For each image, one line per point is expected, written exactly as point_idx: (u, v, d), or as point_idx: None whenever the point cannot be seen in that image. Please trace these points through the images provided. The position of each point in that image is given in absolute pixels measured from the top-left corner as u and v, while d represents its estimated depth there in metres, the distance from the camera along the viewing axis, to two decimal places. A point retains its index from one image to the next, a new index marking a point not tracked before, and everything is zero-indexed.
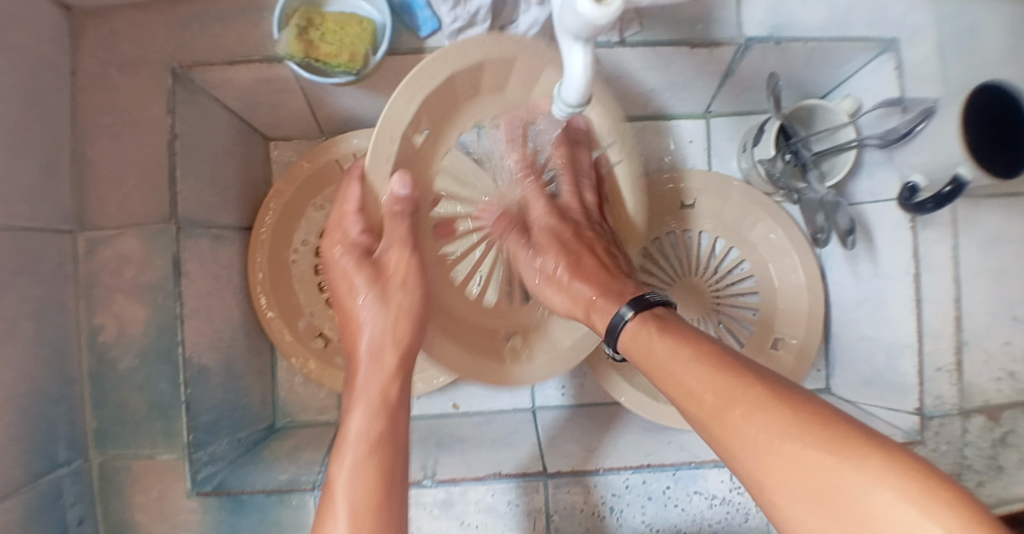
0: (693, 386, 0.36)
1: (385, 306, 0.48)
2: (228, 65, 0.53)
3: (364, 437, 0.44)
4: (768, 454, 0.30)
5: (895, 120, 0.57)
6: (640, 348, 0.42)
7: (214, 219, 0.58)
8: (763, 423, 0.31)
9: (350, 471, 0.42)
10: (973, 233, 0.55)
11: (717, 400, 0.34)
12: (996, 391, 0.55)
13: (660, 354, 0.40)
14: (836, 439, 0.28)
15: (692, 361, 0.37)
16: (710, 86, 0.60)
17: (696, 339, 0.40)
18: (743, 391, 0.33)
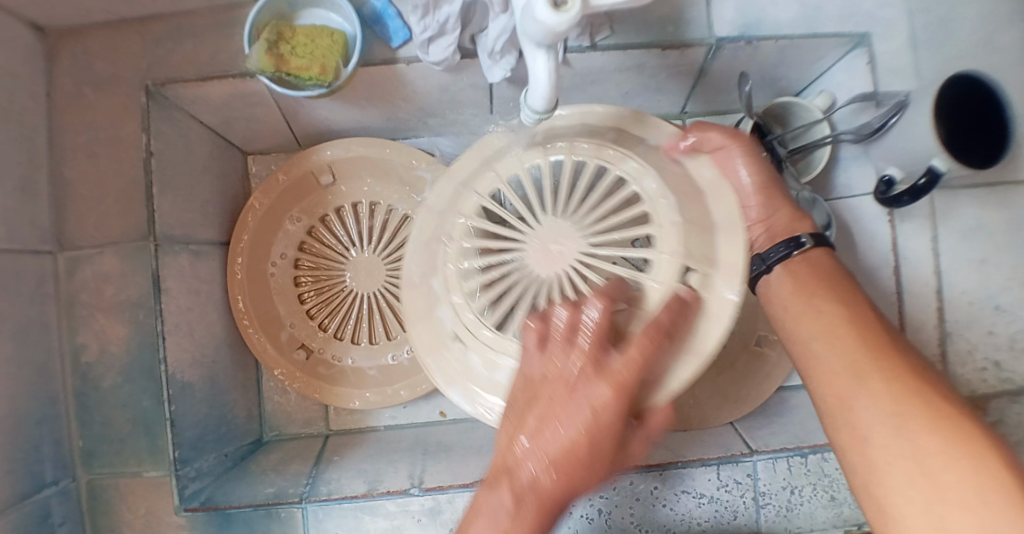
0: (829, 354, 0.42)
1: (593, 421, 0.36)
2: (201, 81, 0.53)
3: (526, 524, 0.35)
4: (881, 430, 0.36)
5: (869, 114, 0.57)
6: (779, 299, 0.47)
7: (194, 234, 0.58)
8: (890, 408, 0.36)
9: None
10: (952, 225, 0.55)
11: (849, 383, 0.39)
12: (983, 381, 0.55)
13: (797, 320, 0.45)
14: (968, 438, 0.33)
15: (837, 331, 0.42)
16: (686, 86, 0.60)
17: (862, 312, 0.44)
18: (885, 378, 0.38)
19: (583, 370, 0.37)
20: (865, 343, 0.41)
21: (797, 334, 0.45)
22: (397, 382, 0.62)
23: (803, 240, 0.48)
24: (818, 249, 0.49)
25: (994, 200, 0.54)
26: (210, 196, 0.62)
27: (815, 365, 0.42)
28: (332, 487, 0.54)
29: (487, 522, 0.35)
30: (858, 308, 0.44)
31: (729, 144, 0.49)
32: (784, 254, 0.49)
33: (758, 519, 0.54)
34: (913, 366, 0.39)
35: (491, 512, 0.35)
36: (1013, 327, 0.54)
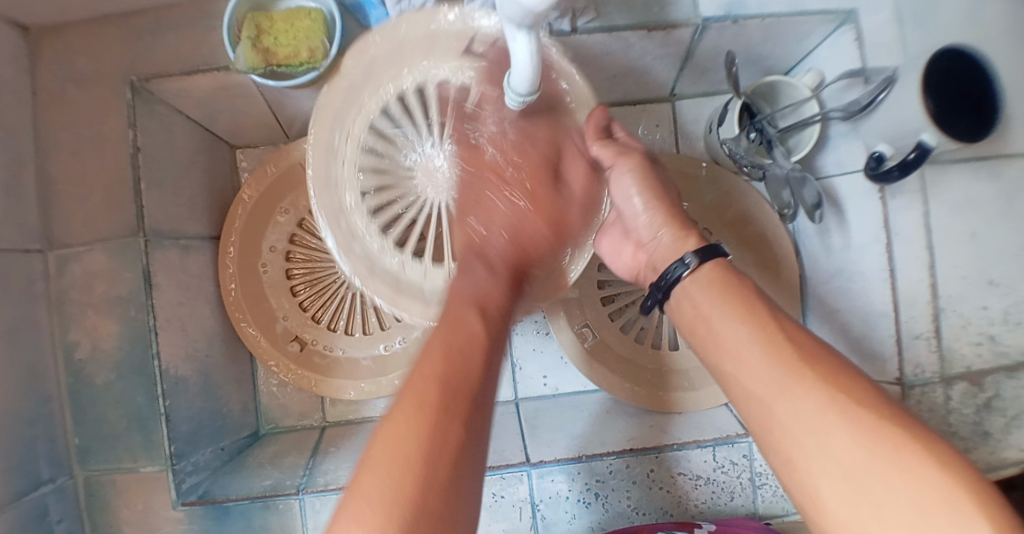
0: (744, 371, 0.38)
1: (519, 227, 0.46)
2: (184, 75, 0.53)
3: (461, 351, 0.37)
4: (809, 444, 0.32)
5: (857, 90, 0.57)
6: (688, 308, 0.44)
7: (183, 230, 0.58)
8: (809, 412, 0.33)
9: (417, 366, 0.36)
10: (943, 200, 0.55)
11: (770, 388, 0.35)
12: (976, 356, 0.54)
13: (705, 329, 0.41)
14: (887, 433, 0.29)
15: (742, 341, 0.38)
16: (673, 67, 0.60)
17: (749, 308, 0.40)
18: (797, 384, 0.34)
19: (516, 205, 0.46)
20: (772, 348, 0.37)
21: (714, 351, 0.41)
22: (391, 372, 0.62)
23: (687, 259, 0.44)
24: (706, 262, 0.44)
25: (985, 174, 0.52)
26: (198, 190, 0.62)
27: (736, 377, 0.38)
28: (328, 478, 0.54)
29: (469, 285, 0.42)
30: (757, 309, 0.40)
31: (621, 158, 0.48)
32: (678, 274, 0.45)
33: (754, 499, 0.54)
34: (817, 354, 0.36)
35: (474, 284, 0.42)
36: (1007, 300, 0.52)
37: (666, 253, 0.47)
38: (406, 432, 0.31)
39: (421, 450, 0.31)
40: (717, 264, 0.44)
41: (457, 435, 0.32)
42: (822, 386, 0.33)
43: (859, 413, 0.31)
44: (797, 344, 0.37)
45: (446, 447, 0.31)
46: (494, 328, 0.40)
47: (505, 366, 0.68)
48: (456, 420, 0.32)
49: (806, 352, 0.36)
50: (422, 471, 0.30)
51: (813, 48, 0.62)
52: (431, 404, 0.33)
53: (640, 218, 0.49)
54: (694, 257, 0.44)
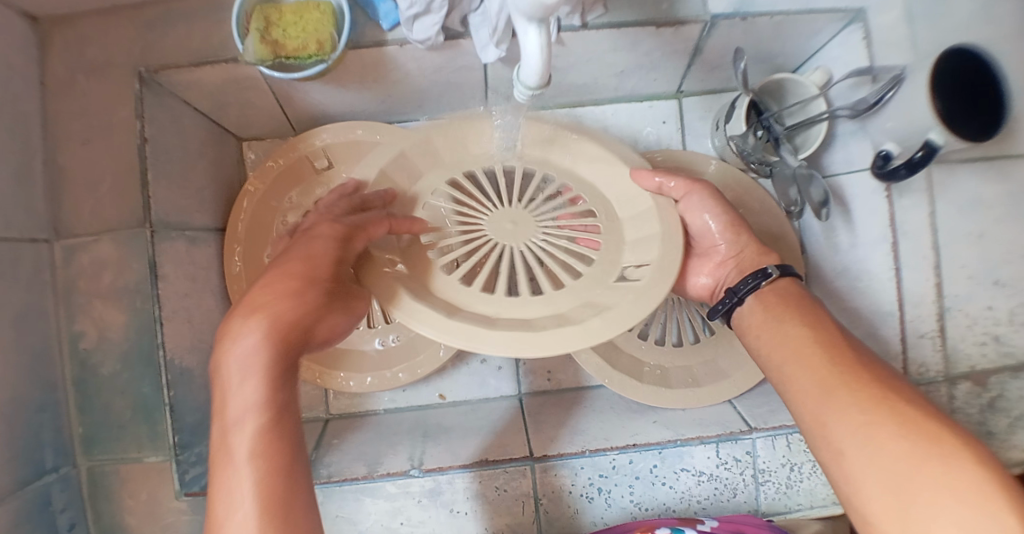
0: (798, 371, 0.39)
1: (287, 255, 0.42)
2: (196, 66, 0.53)
3: (255, 441, 0.33)
4: (863, 434, 0.32)
5: (866, 89, 0.56)
6: (757, 316, 0.45)
7: (190, 221, 0.58)
8: (858, 407, 0.34)
9: (219, 454, 0.33)
10: (951, 198, 0.55)
11: (820, 387, 0.36)
12: (982, 356, 0.56)
13: (767, 333, 0.43)
14: (931, 433, 0.31)
15: (803, 343, 0.40)
16: (681, 63, 0.60)
17: (814, 322, 0.41)
18: (848, 385, 0.35)
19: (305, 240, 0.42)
20: (830, 350, 0.38)
21: (773, 362, 0.41)
22: (395, 365, 0.61)
23: (770, 271, 0.46)
24: (782, 278, 0.46)
25: (992, 174, 0.53)
26: (206, 183, 0.62)
27: (791, 380, 0.39)
28: (333, 469, 0.54)
29: (279, 309, 0.37)
30: (819, 323, 0.41)
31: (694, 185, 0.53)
32: (755, 284, 0.46)
33: (757, 497, 0.54)
34: (862, 361, 0.37)
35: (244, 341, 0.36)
36: (1013, 300, 0.54)
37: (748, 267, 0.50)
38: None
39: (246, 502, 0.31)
40: (790, 283, 0.46)
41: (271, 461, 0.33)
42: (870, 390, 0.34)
43: (908, 414, 0.32)
44: (842, 350, 0.38)
45: (290, 491, 0.33)
46: (276, 410, 0.34)
47: (509, 360, 0.68)
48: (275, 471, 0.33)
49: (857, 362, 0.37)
50: (272, 482, 0.32)
51: (822, 46, 0.62)
52: (269, 504, 0.31)
53: (718, 234, 0.53)
54: (775, 271, 0.46)
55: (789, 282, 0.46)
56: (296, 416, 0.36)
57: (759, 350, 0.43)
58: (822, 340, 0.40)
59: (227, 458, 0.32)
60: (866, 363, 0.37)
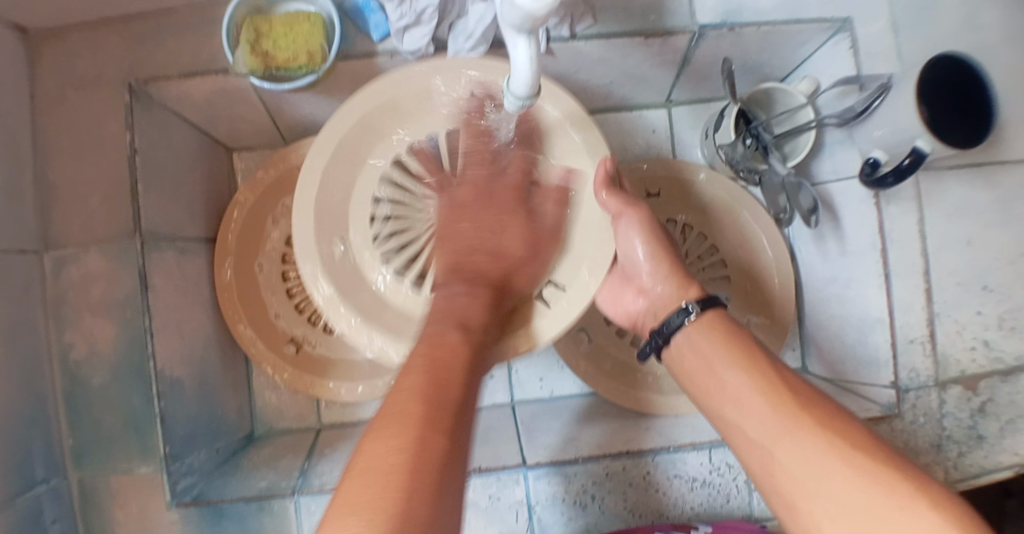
0: (746, 421, 0.38)
1: (506, 232, 0.46)
2: (184, 77, 0.54)
3: (450, 357, 0.35)
4: (817, 485, 0.32)
5: (853, 98, 0.57)
6: (692, 356, 0.43)
7: (181, 232, 0.58)
8: (810, 458, 0.33)
9: (400, 376, 0.33)
10: (940, 206, 0.56)
11: (770, 441, 0.36)
12: (971, 361, 0.56)
13: (709, 381, 0.42)
14: (877, 469, 0.31)
15: (743, 390, 0.39)
16: (670, 73, 0.60)
17: (749, 356, 0.40)
18: (795, 432, 0.35)
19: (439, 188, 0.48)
20: (771, 393, 0.38)
21: (720, 412, 0.41)
22: (387, 374, 0.61)
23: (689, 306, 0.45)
24: (707, 311, 0.44)
25: (982, 181, 0.55)
26: (197, 193, 0.62)
27: (740, 431, 0.38)
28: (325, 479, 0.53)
29: (445, 298, 0.42)
30: (757, 357, 0.40)
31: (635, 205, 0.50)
32: (681, 322, 0.45)
33: (750, 503, 0.54)
34: (807, 400, 0.37)
35: (451, 302, 0.42)
36: (1002, 306, 0.55)
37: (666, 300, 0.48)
38: (398, 438, 0.28)
39: (413, 434, 0.28)
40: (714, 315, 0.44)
41: (438, 402, 0.31)
42: (814, 431, 0.34)
43: (853, 453, 0.32)
44: (781, 389, 0.38)
45: (453, 410, 0.31)
46: (474, 343, 0.38)
47: (502, 369, 0.68)
48: (426, 401, 0.31)
49: (797, 401, 0.37)
50: (450, 415, 0.31)
51: (808, 56, 0.63)
52: (414, 412, 0.30)
53: (643, 266, 0.50)
54: (695, 306, 0.44)
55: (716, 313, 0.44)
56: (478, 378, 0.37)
57: (706, 399, 0.42)
58: (762, 376, 0.39)
59: (403, 379, 0.33)
60: (808, 400, 0.37)
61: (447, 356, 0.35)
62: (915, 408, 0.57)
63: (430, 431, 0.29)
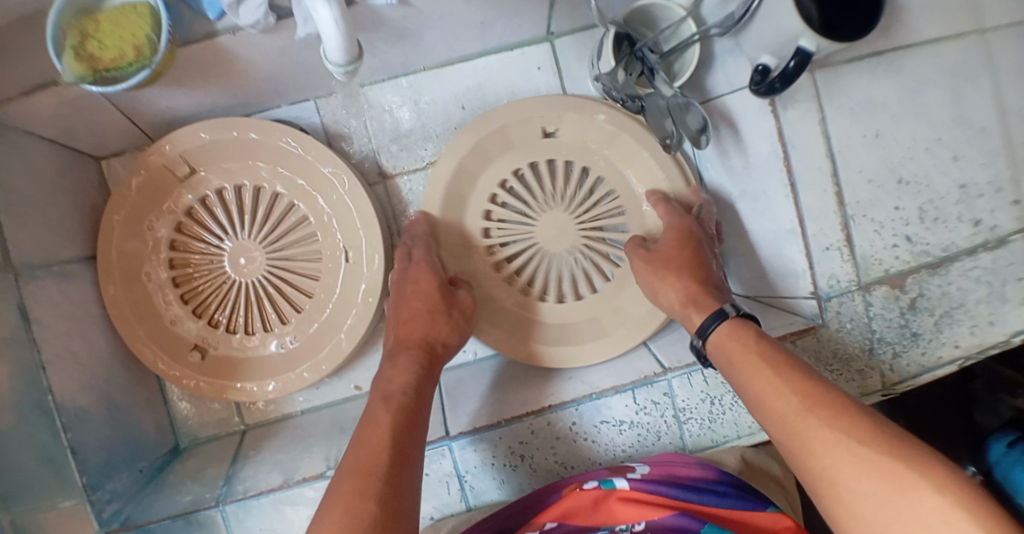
0: (769, 410, 0.38)
1: (433, 320, 0.52)
2: (25, 94, 0.50)
3: (375, 438, 0.40)
4: (837, 460, 0.32)
5: (735, 1, 0.53)
6: (722, 363, 0.44)
7: (54, 255, 0.56)
8: (828, 444, 0.33)
9: (362, 444, 0.40)
10: (839, 102, 0.55)
11: (788, 430, 0.36)
12: (895, 259, 0.55)
13: (734, 374, 0.43)
14: (892, 461, 0.30)
15: (764, 385, 0.39)
16: (542, 6, 0.54)
17: (776, 359, 0.41)
18: (810, 418, 0.35)
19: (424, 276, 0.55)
20: (789, 387, 0.38)
21: (753, 399, 0.40)
22: (298, 365, 0.57)
23: (727, 310, 0.46)
24: (725, 323, 0.46)
25: (884, 69, 0.54)
26: (68, 212, 0.59)
27: (768, 422, 0.39)
28: (248, 484, 0.52)
29: (388, 372, 0.48)
30: (782, 359, 0.41)
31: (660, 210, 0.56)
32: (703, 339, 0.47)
33: (682, 435, 0.53)
34: (824, 395, 0.36)
35: (391, 386, 0.46)
36: (919, 198, 0.55)
37: (703, 302, 0.48)
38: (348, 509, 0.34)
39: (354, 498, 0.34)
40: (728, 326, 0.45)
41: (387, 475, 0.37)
42: (836, 416, 0.34)
43: (875, 436, 0.32)
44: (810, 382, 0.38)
45: (393, 482, 0.37)
46: (410, 414, 0.43)
47: None
48: (373, 475, 0.37)
49: (819, 395, 0.37)
50: (392, 474, 0.37)
51: None
52: (372, 471, 0.37)
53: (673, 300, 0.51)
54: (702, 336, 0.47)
55: (732, 325, 0.45)
56: (413, 445, 0.41)
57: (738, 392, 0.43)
58: (781, 376, 0.39)
59: (359, 448, 0.40)
60: (826, 396, 0.36)
61: (396, 412, 0.43)
62: (840, 316, 0.55)
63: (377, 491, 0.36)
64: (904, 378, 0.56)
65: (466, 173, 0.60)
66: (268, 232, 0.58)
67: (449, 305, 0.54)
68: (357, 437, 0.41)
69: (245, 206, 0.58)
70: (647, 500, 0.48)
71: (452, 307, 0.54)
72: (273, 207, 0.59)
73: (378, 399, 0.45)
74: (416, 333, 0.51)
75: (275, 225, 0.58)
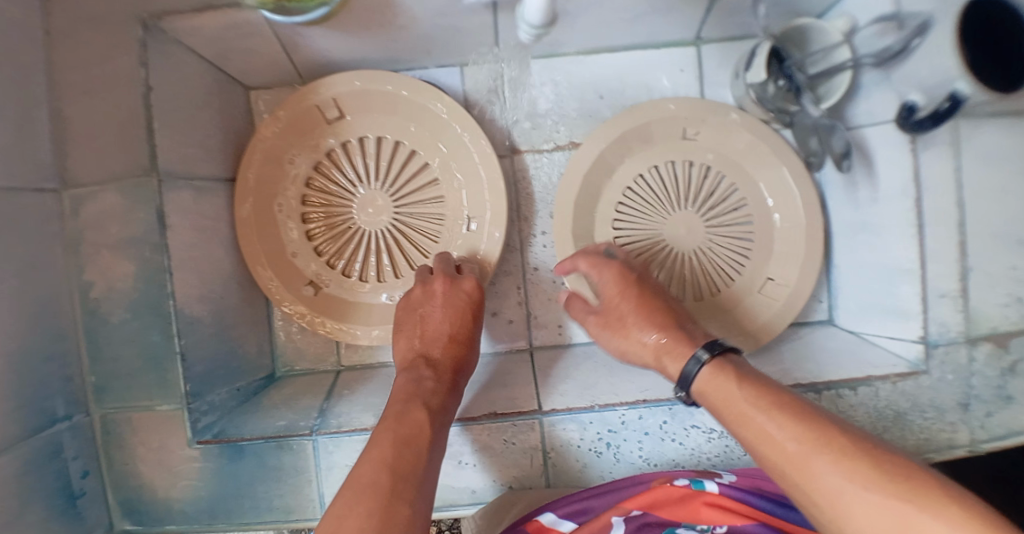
0: (767, 443, 0.37)
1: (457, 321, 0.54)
2: (196, 12, 0.53)
3: (381, 439, 0.41)
4: (850, 502, 0.32)
5: (891, 37, 0.54)
6: (713, 399, 0.43)
7: (196, 170, 0.58)
8: (839, 478, 0.33)
9: (370, 446, 0.41)
10: (976, 152, 0.53)
11: (790, 463, 0.35)
12: (1004, 317, 0.53)
13: (727, 405, 0.41)
14: (910, 496, 0.30)
15: (761, 418, 0.38)
16: (699, 10, 0.55)
17: (768, 393, 0.40)
18: (817, 450, 0.34)
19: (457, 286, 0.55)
20: (787, 418, 0.37)
21: (745, 437, 0.40)
22: None
23: (701, 355, 0.45)
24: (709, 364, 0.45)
25: None
26: (212, 130, 0.61)
27: (761, 452, 0.38)
28: (341, 420, 0.54)
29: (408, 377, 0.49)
30: (774, 392, 0.40)
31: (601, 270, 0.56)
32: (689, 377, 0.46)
33: None
34: (820, 426, 0.36)
35: (412, 384, 0.47)
36: None
37: (679, 349, 0.48)
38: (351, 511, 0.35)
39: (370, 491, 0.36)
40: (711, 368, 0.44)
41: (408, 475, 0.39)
42: (844, 449, 0.34)
43: (885, 473, 0.32)
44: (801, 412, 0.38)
45: (402, 483, 0.38)
46: (436, 418, 0.44)
47: (520, 314, 0.66)
48: (382, 475, 0.38)
49: (816, 427, 0.36)
50: (391, 477, 0.38)
51: None
52: (379, 474, 0.38)
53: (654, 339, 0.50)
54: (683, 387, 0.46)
55: (719, 365, 0.44)
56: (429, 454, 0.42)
57: (729, 426, 0.41)
58: (774, 409, 0.38)
59: (371, 449, 0.41)
60: (823, 427, 0.36)
61: (418, 414, 0.44)
62: (942, 364, 0.55)
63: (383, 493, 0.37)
64: (993, 437, 0.55)
65: (605, 164, 0.61)
66: (400, 187, 0.61)
67: (467, 307, 0.55)
68: (367, 440, 0.42)
69: (381, 158, 0.62)
70: (737, 508, 0.48)
71: (469, 308, 0.55)
72: (405, 164, 0.62)
73: (394, 400, 0.46)
74: (438, 335, 0.53)
75: (405, 181, 0.62)
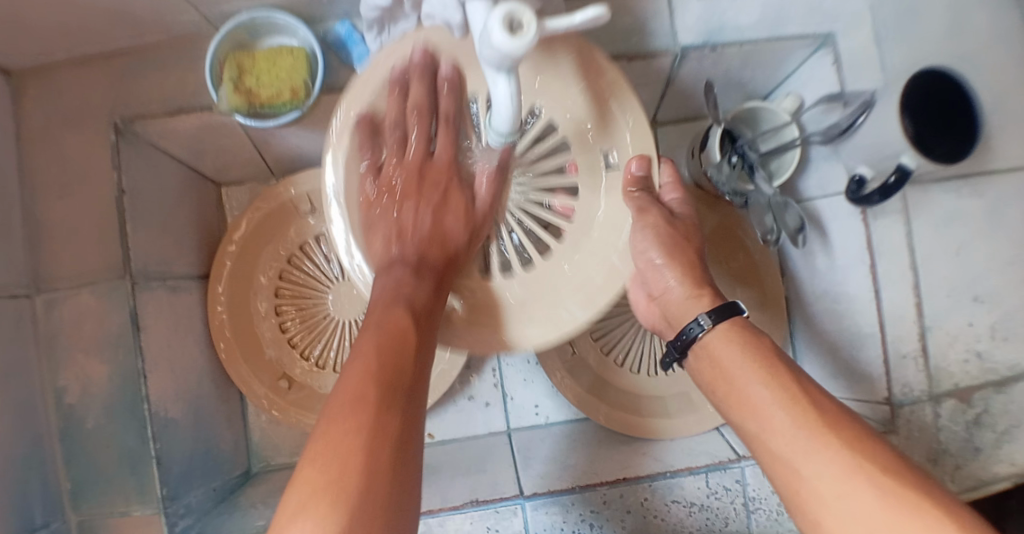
0: (769, 417, 0.37)
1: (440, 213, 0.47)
2: (168, 115, 0.54)
3: (344, 421, 0.33)
4: (836, 492, 0.32)
5: (837, 114, 0.57)
6: (707, 366, 0.42)
7: (169, 269, 0.59)
8: (837, 462, 0.33)
9: (339, 389, 0.35)
10: (925, 219, 0.55)
11: (793, 441, 0.35)
12: (964, 373, 0.55)
13: (727, 375, 0.40)
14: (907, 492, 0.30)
15: (766, 390, 0.38)
16: (655, 92, 0.61)
17: (768, 361, 0.39)
18: (822, 429, 0.34)
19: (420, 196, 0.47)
20: (791, 401, 0.37)
21: (739, 407, 0.39)
22: None
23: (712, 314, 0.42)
24: (725, 319, 0.42)
25: (969, 191, 0.54)
26: (184, 228, 0.62)
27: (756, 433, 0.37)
28: None
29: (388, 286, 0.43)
30: (778, 365, 0.39)
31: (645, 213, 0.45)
32: (695, 334, 0.42)
33: (747, 523, 0.55)
34: (832, 413, 0.36)
35: (394, 286, 0.42)
36: (992, 316, 0.54)
37: (684, 306, 0.45)
38: (339, 468, 0.30)
39: (357, 486, 0.30)
40: (733, 324, 0.42)
41: (400, 438, 0.33)
42: (848, 447, 0.33)
43: (884, 477, 0.31)
44: (819, 403, 0.36)
45: (396, 435, 0.33)
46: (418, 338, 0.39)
47: (496, 396, 0.69)
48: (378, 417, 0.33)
49: (827, 411, 0.36)
50: (389, 419, 0.34)
51: (792, 72, 0.64)
52: (370, 422, 0.33)
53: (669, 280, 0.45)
54: (708, 317, 0.42)
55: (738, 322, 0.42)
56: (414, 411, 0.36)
57: (724, 396, 0.40)
58: (781, 382, 0.38)
59: (340, 400, 0.34)
60: (830, 414, 0.36)
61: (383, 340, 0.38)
62: (910, 423, 0.55)
63: (384, 431, 0.33)
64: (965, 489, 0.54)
65: None
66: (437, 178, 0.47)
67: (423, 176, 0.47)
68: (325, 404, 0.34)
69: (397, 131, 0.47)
70: None
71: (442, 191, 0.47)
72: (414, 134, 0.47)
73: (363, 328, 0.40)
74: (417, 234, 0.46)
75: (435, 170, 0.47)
